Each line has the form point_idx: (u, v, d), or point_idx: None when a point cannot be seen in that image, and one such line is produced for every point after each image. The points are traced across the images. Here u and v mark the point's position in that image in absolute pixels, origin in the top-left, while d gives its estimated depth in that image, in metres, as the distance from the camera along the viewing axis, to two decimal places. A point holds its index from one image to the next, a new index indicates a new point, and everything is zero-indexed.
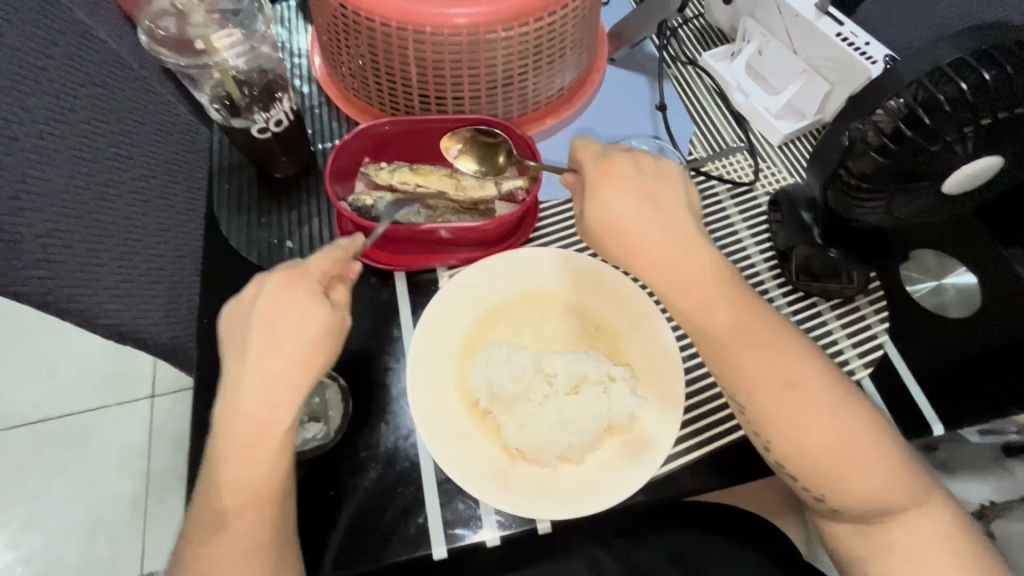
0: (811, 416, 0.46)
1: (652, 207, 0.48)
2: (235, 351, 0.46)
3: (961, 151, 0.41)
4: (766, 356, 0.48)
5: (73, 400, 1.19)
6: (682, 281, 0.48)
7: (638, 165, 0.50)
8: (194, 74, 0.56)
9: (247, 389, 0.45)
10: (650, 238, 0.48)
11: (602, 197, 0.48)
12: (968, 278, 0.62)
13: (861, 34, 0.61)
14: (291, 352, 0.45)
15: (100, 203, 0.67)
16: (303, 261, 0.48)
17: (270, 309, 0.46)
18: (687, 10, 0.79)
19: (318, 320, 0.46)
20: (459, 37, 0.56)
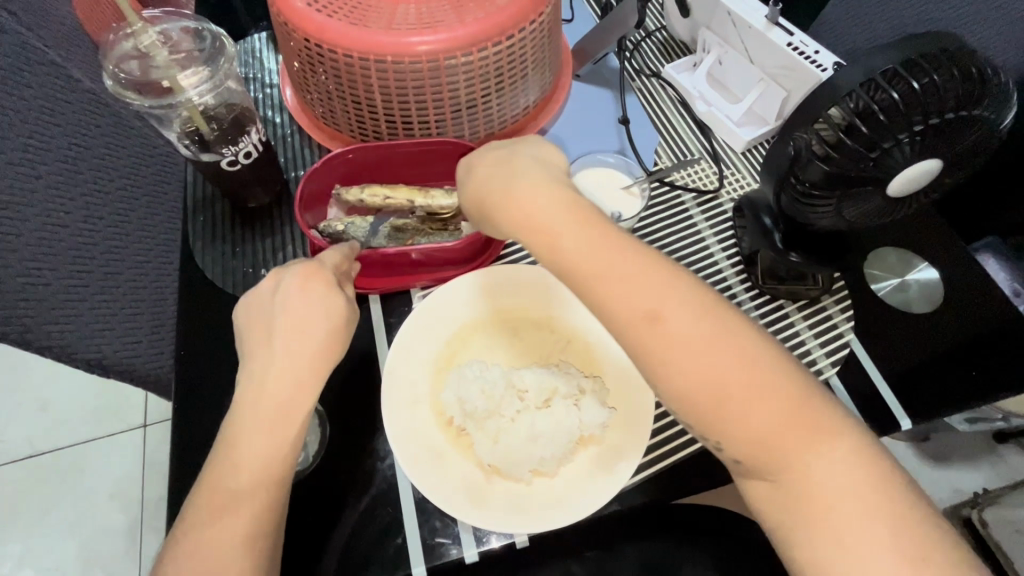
0: (676, 348, 0.43)
1: (509, 174, 0.50)
2: (257, 337, 0.49)
3: (900, 157, 0.42)
4: (619, 295, 0.44)
5: (65, 433, 1.19)
6: (537, 234, 0.47)
7: (496, 151, 0.53)
8: (159, 114, 0.56)
9: (266, 373, 0.47)
10: (501, 200, 0.49)
11: (468, 177, 0.53)
12: (930, 273, 0.63)
13: (811, 43, 0.63)
14: (309, 340, 0.49)
15: (79, 239, 0.68)
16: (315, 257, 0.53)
17: (292, 297, 0.49)
18: (649, 24, 0.81)
19: (335, 311, 0.50)
20: (419, 64, 0.58)
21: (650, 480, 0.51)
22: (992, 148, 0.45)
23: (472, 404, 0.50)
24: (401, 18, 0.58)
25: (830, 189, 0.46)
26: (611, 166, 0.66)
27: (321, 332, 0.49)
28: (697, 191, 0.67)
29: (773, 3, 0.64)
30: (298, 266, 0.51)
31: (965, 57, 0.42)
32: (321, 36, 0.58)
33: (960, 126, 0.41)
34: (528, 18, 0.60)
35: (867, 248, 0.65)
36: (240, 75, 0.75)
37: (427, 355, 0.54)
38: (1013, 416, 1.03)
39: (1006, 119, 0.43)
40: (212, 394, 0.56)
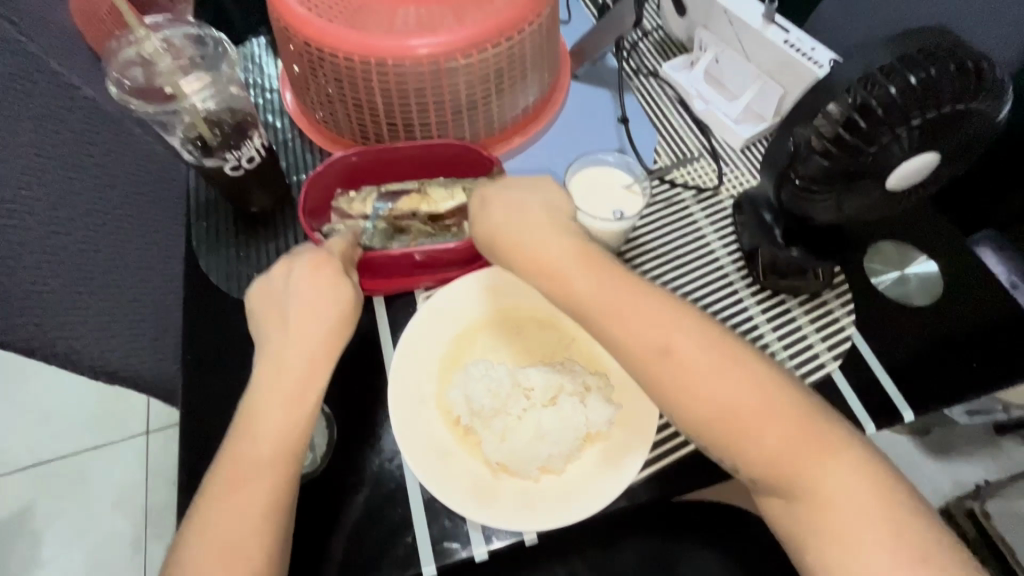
0: (691, 379, 0.45)
1: (518, 215, 0.51)
2: (270, 320, 0.51)
3: (898, 150, 0.43)
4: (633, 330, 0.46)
5: (68, 442, 1.19)
6: (548, 274, 0.49)
7: (509, 187, 0.53)
8: (163, 121, 0.55)
9: (282, 355, 0.49)
10: (511, 241, 0.50)
11: (477, 210, 0.53)
12: (929, 266, 0.64)
13: (807, 40, 0.64)
14: (320, 320, 0.50)
15: (83, 246, 0.68)
16: (322, 244, 0.53)
17: (305, 281, 0.51)
18: (646, 24, 0.81)
19: (344, 290, 0.51)
20: (420, 66, 0.58)
21: (657, 474, 0.52)
22: (989, 139, 0.46)
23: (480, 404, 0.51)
24: (401, 22, 0.59)
25: (830, 183, 0.46)
26: (610, 165, 0.64)
27: (331, 312, 0.50)
28: (697, 188, 0.68)
29: (768, 1, 0.65)
30: (307, 250, 0.52)
31: (960, 50, 0.42)
32: (322, 41, 0.58)
33: (956, 119, 0.42)
34: (527, 19, 0.60)
35: (867, 242, 0.65)
36: (241, 81, 0.75)
37: (432, 358, 0.54)
38: None
39: (1003, 112, 0.44)
40: (218, 398, 0.57)
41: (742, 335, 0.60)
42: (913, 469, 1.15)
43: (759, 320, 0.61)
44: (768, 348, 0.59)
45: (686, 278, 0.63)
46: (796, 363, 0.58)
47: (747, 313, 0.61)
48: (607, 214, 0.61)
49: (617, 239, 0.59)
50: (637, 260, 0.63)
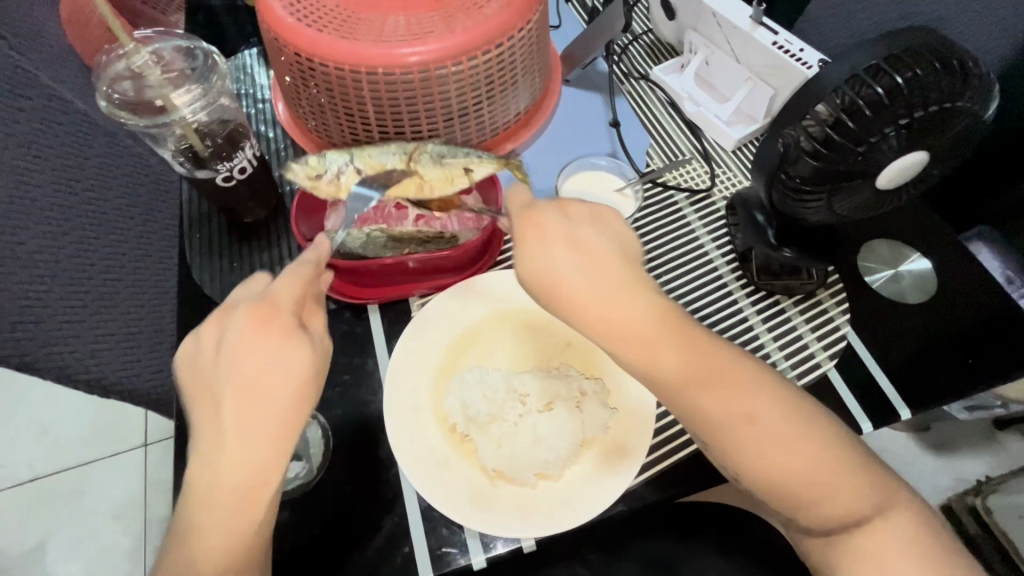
0: (774, 446, 0.45)
1: (596, 273, 0.44)
2: (202, 393, 0.45)
3: (887, 150, 0.43)
4: (711, 398, 0.45)
5: (66, 455, 1.18)
6: (633, 348, 0.44)
7: (570, 221, 0.47)
8: (154, 133, 0.56)
9: (219, 433, 0.43)
10: (592, 306, 0.44)
11: (533, 254, 0.45)
12: (922, 264, 0.64)
13: (795, 41, 0.64)
14: (264, 400, 0.43)
15: (76, 259, 0.68)
16: (268, 293, 0.46)
17: (243, 360, 0.43)
18: (636, 28, 0.82)
19: (294, 362, 0.44)
20: (410, 74, 0.59)
21: (654, 477, 0.51)
22: (978, 136, 0.46)
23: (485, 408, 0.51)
24: (390, 30, 0.59)
25: (819, 184, 0.46)
26: (603, 169, 0.67)
27: (280, 387, 0.44)
28: (689, 190, 0.68)
29: (755, 3, 0.65)
30: (245, 311, 0.45)
31: (946, 50, 0.42)
32: (312, 51, 0.58)
33: (944, 118, 0.42)
34: (516, 26, 0.61)
35: (860, 240, 0.65)
36: (233, 92, 0.76)
37: (431, 357, 0.54)
38: (1012, 403, 1.03)
39: (990, 109, 0.44)
40: None
41: (738, 336, 0.60)
42: (912, 464, 1.15)
43: (754, 320, 0.61)
44: (763, 349, 0.59)
45: (680, 280, 0.63)
46: (792, 363, 0.58)
47: (741, 314, 0.61)
48: None
49: None
50: None
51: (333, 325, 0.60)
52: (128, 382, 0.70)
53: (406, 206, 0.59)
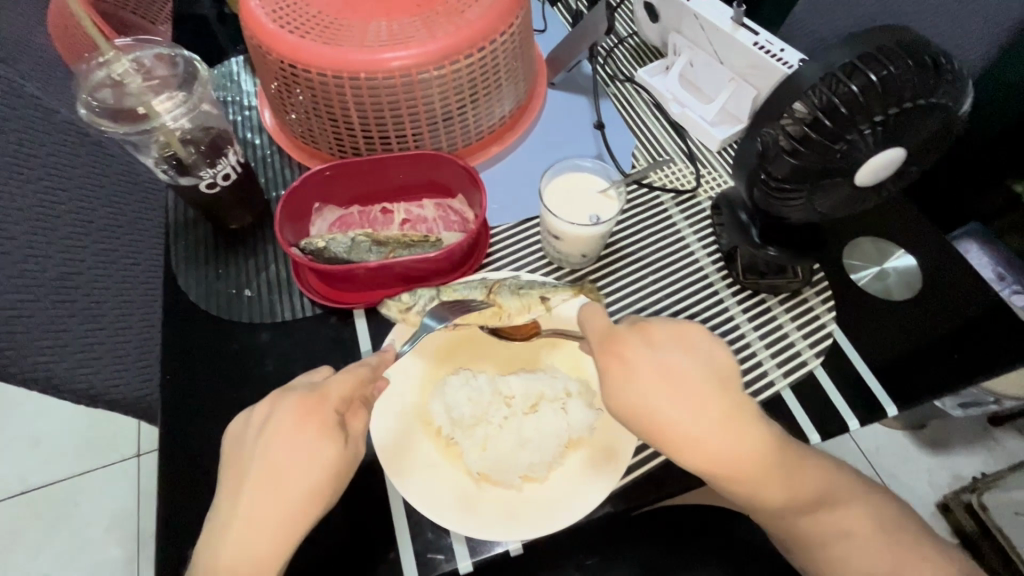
0: (865, 559, 0.48)
1: (698, 411, 0.44)
2: (237, 467, 0.45)
3: (864, 147, 0.43)
4: (811, 515, 0.49)
5: (57, 467, 1.17)
6: (741, 480, 0.45)
7: (656, 349, 0.46)
8: (136, 141, 0.55)
9: (242, 517, 0.43)
10: (707, 451, 0.44)
11: (637, 391, 0.44)
12: (907, 261, 0.64)
13: (776, 42, 0.64)
14: (287, 491, 0.44)
15: (62, 268, 0.67)
16: (320, 385, 0.47)
17: (282, 446, 0.44)
18: (621, 30, 0.82)
19: (323, 462, 0.44)
20: (393, 79, 0.59)
21: (641, 477, 0.51)
22: (954, 132, 0.46)
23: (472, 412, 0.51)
24: (372, 35, 0.59)
25: (799, 182, 0.47)
26: (587, 170, 0.63)
27: (306, 482, 0.44)
28: (674, 190, 0.68)
29: (737, 4, 0.66)
30: (297, 399, 0.46)
31: (919, 47, 0.43)
32: (294, 56, 0.58)
33: (919, 114, 0.43)
34: (499, 29, 0.61)
35: (844, 239, 0.66)
36: (218, 99, 0.76)
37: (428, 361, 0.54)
38: (1005, 400, 1.03)
39: (965, 105, 0.44)
40: (196, 417, 0.56)
41: (724, 336, 0.60)
42: (907, 462, 1.15)
43: (740, 318, 0.61)
44: (749, 348, 0.59)
45: (666, 280, 0.63)
46: (778, 362, 0.58)
47: (727, 313, 0.61)
48: (585, 219, 0.61)
49: (595, 243, 0.59)
50: (617, 264, 0.63)
51: (319, 330, 0.60)
52: (115, 390, 0.70)
53: (391, 210, 0.64)
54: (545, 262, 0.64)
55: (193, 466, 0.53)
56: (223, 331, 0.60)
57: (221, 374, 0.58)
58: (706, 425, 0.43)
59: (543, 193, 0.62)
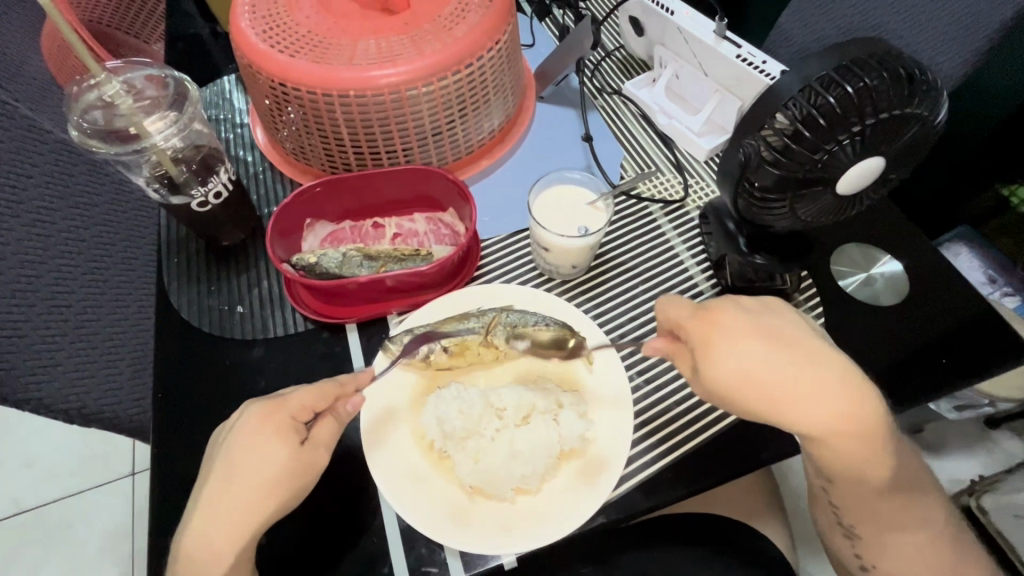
0: (911, 536, 0.52)
1: (805, 371, 0.47)
2: (208, 463, 0.48)
3: (843, 157, 0.44)
4: (881, 489, 0.51)
5: (51, 489, 1.16)
6: (844, 442, 0.47)
7: (759, 318, 0.50)
8: (127, 160, 0.56)
9: (201, 515, 0.45)
10: (821, 413, 0.46)
11: (748, 356, 0.47)
12: (894, 266, 0.65)
13: (758, 54, 0.65)
14: (241, 489, 0.45)
15: (54, 287, 0.68)
16: (283, 392, 0.48)
17: (239, 447, 0.46)
18: (608, 44, 0.84)
19: (277, 463, 0.45)
20: (382, 96, 0.60)
21: (635, 487, 0.51)
22: (932, 141, 0.47)
23: (462, 417, 0.51)
24: (361, 54, 0.60)
25: (782, 192, 0.47)
26: (576, 183, 0.64)
27: (259, 483, 0.45)
28: (663, 201, 0.69)
29: (719, 17, 0.67)
30: (261, 403, 0.48)
31: (894, 59, 0.44)
32: (285, 75, 0.59)
33: (896, 124, 0.44)
34: (486, 46, 0.62)
35: (831, 245, 0.66)
36: (210, 118, 0.77)
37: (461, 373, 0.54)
38: (1000, 402, 1.03)
39: (941, 115, 0.45)
40: (187, 435, 0.55)
41: None
42: None
43: None
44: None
45: (656, 290, 0.63)
46: None
47: None
48: (574, 231, 0.61)
49: (585, 254, 0.59)
50: (608, 275, 0.64)
51: (311, 345, 0.60)
52: (108, 409, 0.69)
53: (382, 224, 0.65)
54: (535, 274, 0.65)
55: (185, 484, 0.53)
56: (215, 348, 0.60)
57: (212, 391, 0.58)
58: (813, 380, 0.47)
59: (533, 206, 0.62)
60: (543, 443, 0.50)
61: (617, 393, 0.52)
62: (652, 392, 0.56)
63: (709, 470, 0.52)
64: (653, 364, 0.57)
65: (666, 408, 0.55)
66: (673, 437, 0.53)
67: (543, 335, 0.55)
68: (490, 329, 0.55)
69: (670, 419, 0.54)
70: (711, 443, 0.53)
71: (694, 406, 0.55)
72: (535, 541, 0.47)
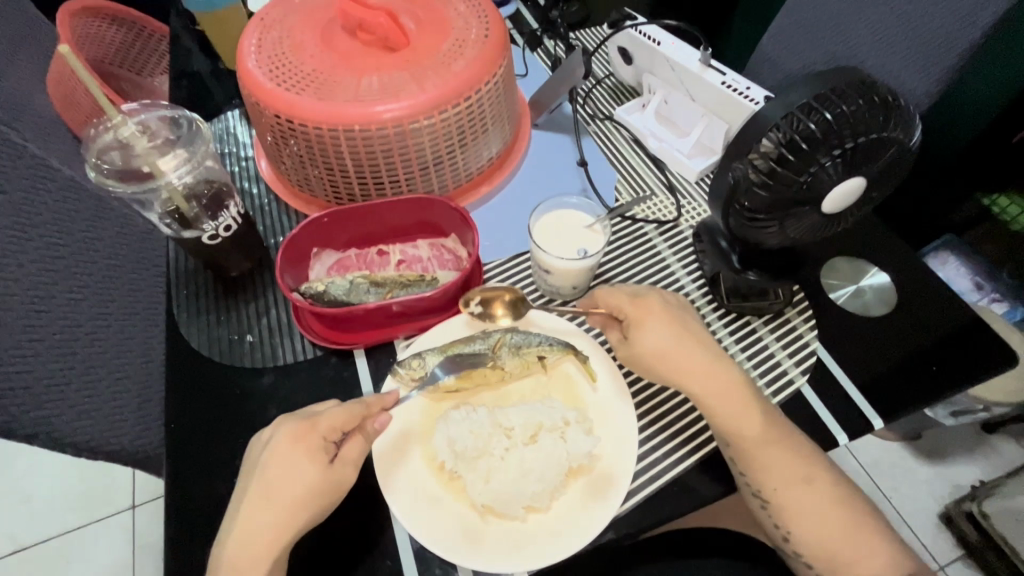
0: (814, 513, 0.52)
1: (678, 336, 0.54)
2: (244, 478, 0.50)
3: (827, 178, 0.47)
4: (781, 461, 0.52)
5: (51, 524, 1.15)
6: (716, 398, 0.52)
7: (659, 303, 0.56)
8: (142, 198, 0.58)
9: (237, 524, 0.48)
10: (715, 386, 0.53)
11: (662, 338, 0.54)
12: (881, 277, 0.68)
13: (742, 80, 0.69)
14: (277, 506, 0.47)
15: (63, 322, 0.68)
16: (314, 413, 0.50)
17: (271, 464, 0.48)
18: (598, 72, 0.87)
19: (308, 482, 0.48)
20: (385, 130, 0.62)
21: (644, 501, 0.53)
22: (910, 161, 0.50)
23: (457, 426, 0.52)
24: (365, 90, 0.63)
25: (771, 211, 0.50)
26: (574, 206, 0.66)
27: (290, 498, 0.48)
28: (657, 221, 0.71)
29: (703, 47, 0.71)
30: (291, 422, 0.50)
31: (869, 87, 0.47)
32: (291, 111, 0.62)
33: (875, 147, 0.46)
34: (483, 80, 0.65)
35: (819, 260, 0.69)
36: (217, 152, 0.79)
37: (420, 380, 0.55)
38: (994, 407, 1.04)
39: (915, 136, 0.48)
40: (199, 464, 0.56)
41: None
42: (905, 473, 1.16)
43: (726, 340, 0.63)
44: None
45: None
46: (765, 382, 0.60)
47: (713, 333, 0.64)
48: (573, 253, 0.63)
49: (584, 275, 0.61)
50: None
51: (320, 371, 0.61)
52: (115, 442, 0.70)
53: (387, 252, 0.67)
54: (537, 295, 0.66)
55: (198, 514, 0.54)
56: (225, 377, 0.61)
57: (224, 420, 0.59)
58: (679, 341, 0.54)
59: (533, 229, 0.65)
60: (552, 460, 0.51)
61: (629, 410, 0.54)
62: (655, 407, 0.57)
63: (714, 482, 0.54)
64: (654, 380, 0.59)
65: (669, 423, 0.56)
66: (678, 450, 0.55)
67: (497, 320, 0.60)
68: (500, 351, 0.57)
69: (674, 433, 0.56)
70: (714, 455, 0.55)
71: (698, 421, 0.56)
72: (527, 560, 0.47)
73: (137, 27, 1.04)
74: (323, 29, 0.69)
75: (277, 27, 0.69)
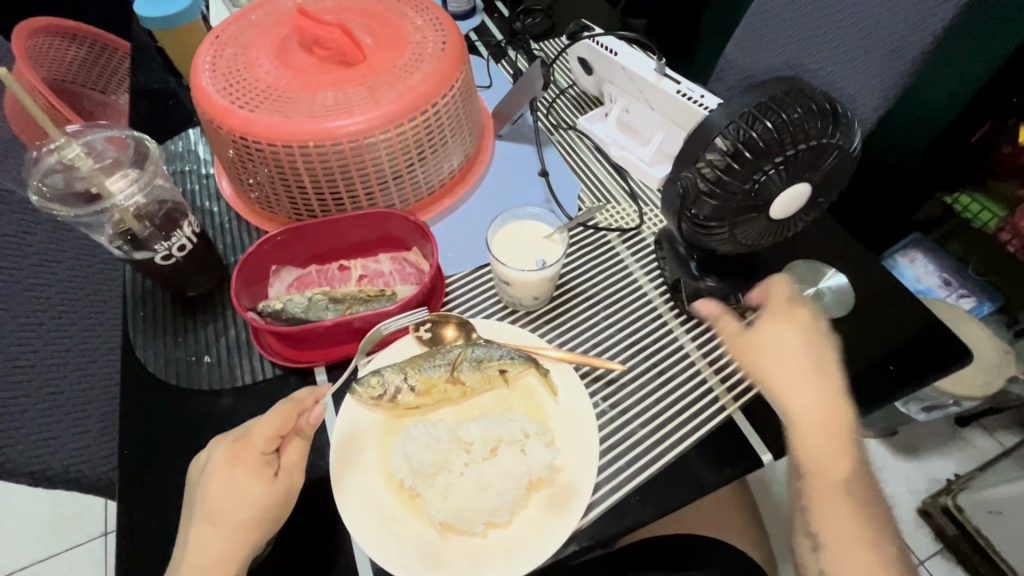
0: (851, 549, 0.51)
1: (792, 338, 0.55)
2: (188, 505, 0.49)
3: (772, 184, 0.48)
4: (839, 479, 0.53)
5: (17, 556, 1.11)
6: (813, 405, 0.53)
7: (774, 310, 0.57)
8: (89, 220, 0.57)
9: (188, 553, 0.46)
10: (812, 394, 0.53)
11: (775, 331, 0.56)
12: (840, 279, 0.67)
13: (697, 89, 0.70)
14: (228, 526, 0.47)
15: (18, 347, 0.67)
16: (250, 427, 0.50)
17: (212, 487, 0.47)
18: (561, 82, 0.88)
19: (259, 498, 0.48)
20: (341, 145, 0.62)
21: (606, 510, 0.52)
22: (853, 165, 0.51)
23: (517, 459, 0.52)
24: (320, 106, 0.62)
25: (721, 219, 0.51)
26: (534, 216, 0.67)
27: (241, 516, 0.47)
28: (620, 229, 0.72)
29: (658, 57, 0.71)
30: (226, 443, 0.49)
31: (809, 95, 0.48)
32: (245, 128, 0.62)
33: (817, 153, 0.47)
34: (440, 93, 0.65)
35: (779, 264, 0.70)
36: (176, 171, 0.78)
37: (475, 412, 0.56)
38: (964, 401, 1.06)
39: (857, 141, 0.49)
40: (157, 491, 0.55)
41: (676, 366, 0.61)
42: (881, 469, 1.17)
43: (688, 345, 0.63)
44: (699, 374, 0.60)
45: (617, 315, 0.65)
46: (728, 386, 0.59)
47: (675, 340, 0.63)
48: (533, 264, 0.63)
49: (545, 286, 0.61)
50: (570, 304, 0.66)
51: (281, 391, 0.60)
52: (76, 470, 0.67)
53: (348, 267, 0.66)
54: (500, 306, 0.66)
55: (156, 542, 0.52)
56: (183, 399, 0.60)
57: (184, 444, 0.57)
58: (795, 343, 0.55)
59: (492, 240, 0.65)
60: (512, 480, 0.50)
61: (589, 418, 0.54)
62: (618, 417, 0.57)
63: (678, 491, 0.54)
64: (615, 389, 0.59)
65: (631, 431, 0.56)
66: (641, 458, 0.55)
67: (444, 332, 0.60)
68: (461, 359, 0.56)
69: (635, 442, 0.56)
70: (676, 463, 0.55)
71: (657, 428, 0.56)
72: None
73: (99, 45, 1.02)
74: (279, 45, 0.68)
75: (232, 44, 0.69)
